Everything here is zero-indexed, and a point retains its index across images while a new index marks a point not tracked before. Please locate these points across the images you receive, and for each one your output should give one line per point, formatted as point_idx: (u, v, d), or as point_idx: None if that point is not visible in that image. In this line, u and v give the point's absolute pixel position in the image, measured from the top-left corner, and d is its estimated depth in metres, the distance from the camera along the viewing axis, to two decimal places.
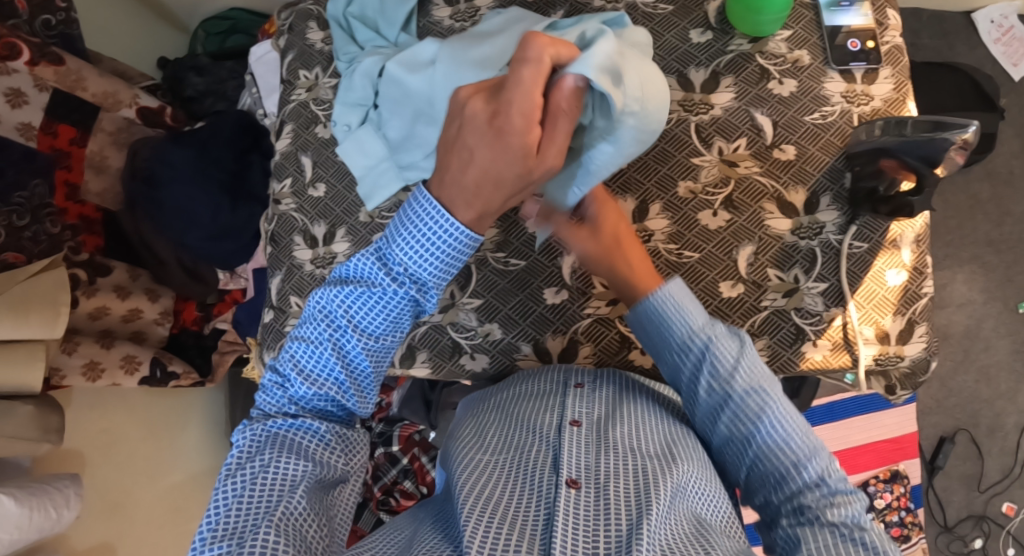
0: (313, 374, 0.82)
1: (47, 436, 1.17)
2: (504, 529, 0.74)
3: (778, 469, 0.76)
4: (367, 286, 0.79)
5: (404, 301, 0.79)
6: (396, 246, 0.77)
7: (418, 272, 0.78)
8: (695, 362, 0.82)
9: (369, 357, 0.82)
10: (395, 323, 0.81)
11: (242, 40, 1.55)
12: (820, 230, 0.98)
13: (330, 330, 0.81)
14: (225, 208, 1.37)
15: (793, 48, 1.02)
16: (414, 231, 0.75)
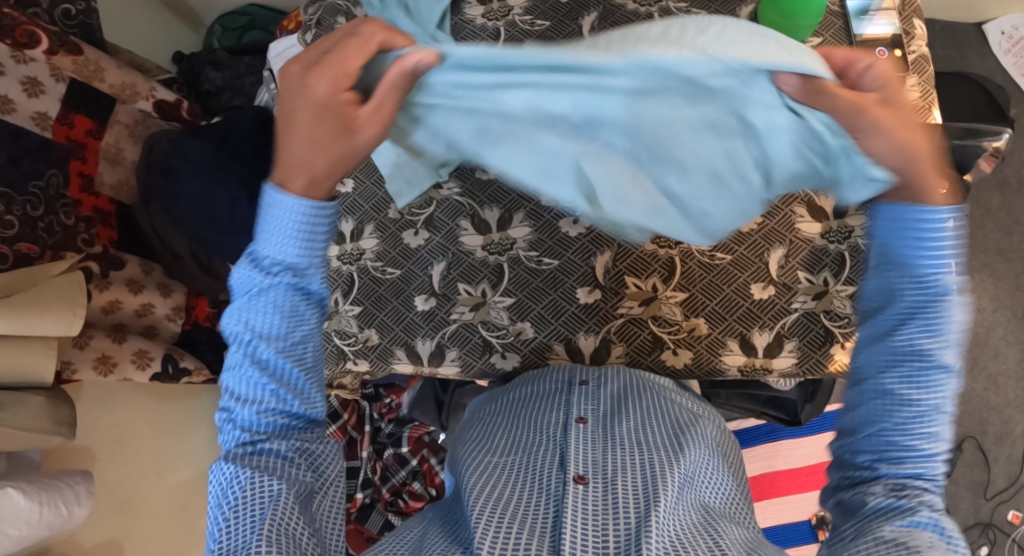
0: (247, 395, 0.74)
1: (58, 428, 1.14)
2: (512, 527, 0.75)
3: (907, 443, 0.71)
4: (253, 289, 0.72)
5: (287, 289, 0.72)
6: (264, 243, 0.72)
7: (296, 260, 0.72)
8: (913, 299, 0.70)
9: (289, 357, 0.74)
10: (294, 316, 0.73)
11: (259, 37, 1.54)
12: (850, 234, 0.95)
13: (243, 349, 0.74)
14: (243, 202, 1.34)
15: None
16: (270, 219, 0.71)
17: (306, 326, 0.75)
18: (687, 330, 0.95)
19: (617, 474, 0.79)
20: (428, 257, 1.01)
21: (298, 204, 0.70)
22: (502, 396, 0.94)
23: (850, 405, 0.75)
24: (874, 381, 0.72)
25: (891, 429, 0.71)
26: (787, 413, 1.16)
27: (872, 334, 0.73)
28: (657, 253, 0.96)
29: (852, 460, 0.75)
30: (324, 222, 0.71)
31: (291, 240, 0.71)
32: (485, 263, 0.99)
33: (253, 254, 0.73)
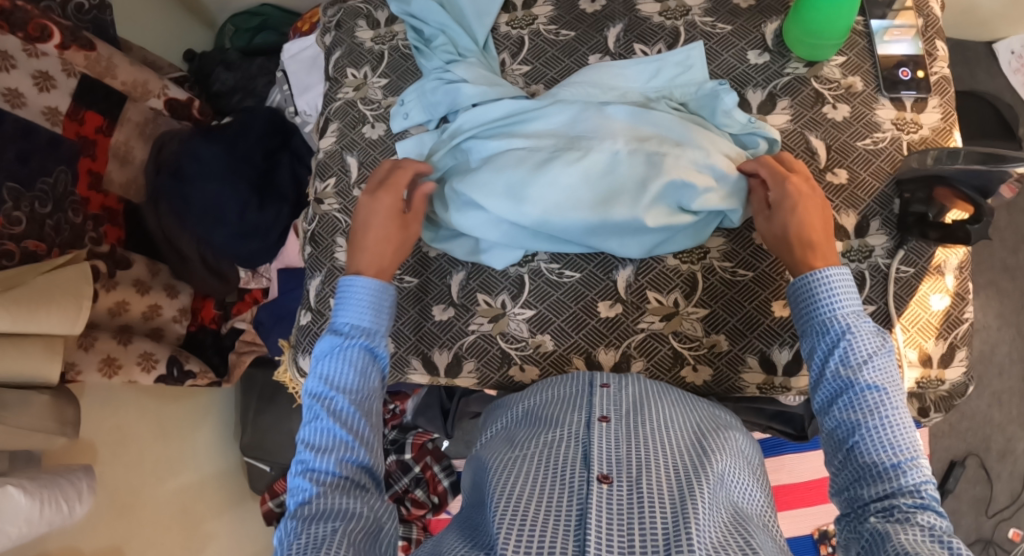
0: (320, 445, 0.80)
1: (63, 430, 1.12)
2: (536, 527, 0.74)
3: (878, 467, 0.73)
4: (332, 352, 0.84)
5: (362, 351, 0.84)
6: (344, 314, 0.86)
7: (363, 328, 0.86)
8: (822, 338, 0.80)
9: (357, 410, 0.82)
10: (364, 376, 0.84)
11: (270, 37, 1.53)
12: (870, 254, 0.97)
13: (321, 404, 0.82)
14: (253, 206, 1.34)
15: (847, 74, 1.03)
16: (353, 301, 0.86)
17: (374, 386, 0.84)
18: (708, 347, 0.95)
19: (641, 472, 0.78)
20: (446, 266, 1.01)
21: (374, 286, 0.87)
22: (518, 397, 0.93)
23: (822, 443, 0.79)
24: (826, 431, 0.78)
25: (863, 458, 0.74)
26: (793, 428, 1.15)
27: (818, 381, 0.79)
28: (679, 268, 0.96)
29: (845, 510, 0.75)
30: (387, 297, 0.87)
31: (367, 312, 0.86)
32: (505, 274, 0.99)
33: (332, 329, 0.86)
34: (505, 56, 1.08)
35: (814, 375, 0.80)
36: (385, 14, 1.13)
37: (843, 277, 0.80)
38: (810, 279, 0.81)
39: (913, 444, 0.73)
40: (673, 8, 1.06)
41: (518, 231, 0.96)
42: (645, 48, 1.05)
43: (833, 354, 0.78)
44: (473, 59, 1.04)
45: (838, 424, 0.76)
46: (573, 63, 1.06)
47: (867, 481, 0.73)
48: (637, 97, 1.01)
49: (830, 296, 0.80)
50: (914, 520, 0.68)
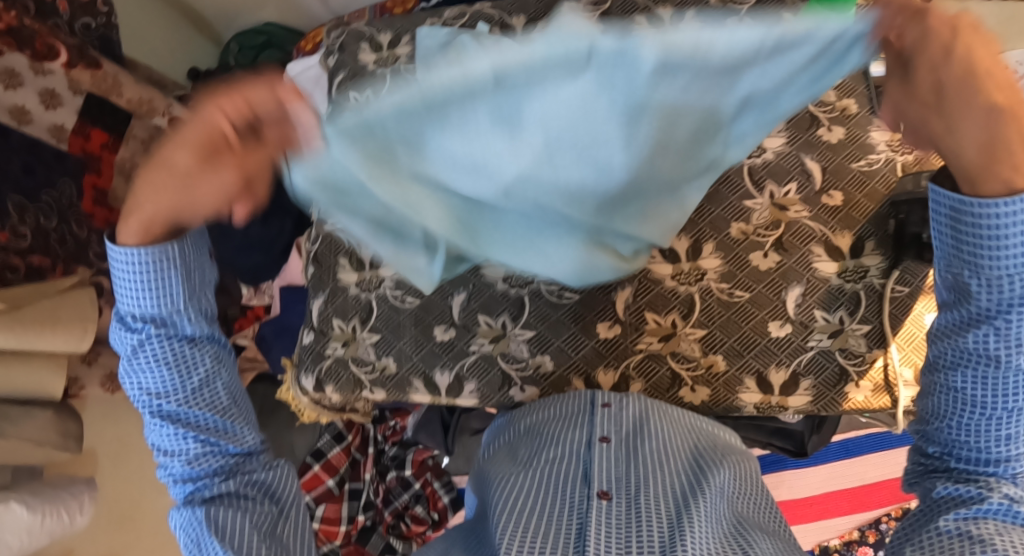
0: (173, 447, 0.84)
1: (65, 444, 1.15)
2: (538, 539, 0.79)
3: (988, 433, 0.75)
4: (139, 346, 0.82)
5: (171, 341, 0.82)
6: (125, 300, 0.81)
7: (154, 313, 0.81)
8: (990, 286, 0.72)
9: (192, 403, 0.84)
10: (183, 361, 0.83)
11: (274, 55, 1.52)
12: (865, 274, 0.97)
13: (148, 406, 0.84)
14: (257, 222, 1.31)
15: (842, 97, 1.04)
16: (131, 291, 0.80)
17: (204, 368, 0.84)
18: (705, 367, 0.96)
19: (639, 491, 0.82)
20: (448, 286, 1.02)
21: (135, 256, 0.78)
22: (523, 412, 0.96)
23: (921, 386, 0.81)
24: (931, 385, 0.79)
25: (978, 437, 0.76)
26: (793, 444, 1.16)
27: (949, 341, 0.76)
28: (677, 290, 0.98)
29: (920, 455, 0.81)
30: (170, 258, 0.79)
31: (160, 288, 0.80)
32: (506, 295, 1.00)
33: (120, 317, 0.82)
34: None
35: (958, 320, 0.76)
36: (387, 37, 1.16)
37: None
38: (981, 207, 0.70)
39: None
40: None
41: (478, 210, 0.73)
42: None
43: (1001, 320, 0.72)
44: None
45: (966, 383, 0.75)
46: None
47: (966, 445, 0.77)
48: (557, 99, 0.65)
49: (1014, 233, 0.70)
50: (987, 507, 0.73)
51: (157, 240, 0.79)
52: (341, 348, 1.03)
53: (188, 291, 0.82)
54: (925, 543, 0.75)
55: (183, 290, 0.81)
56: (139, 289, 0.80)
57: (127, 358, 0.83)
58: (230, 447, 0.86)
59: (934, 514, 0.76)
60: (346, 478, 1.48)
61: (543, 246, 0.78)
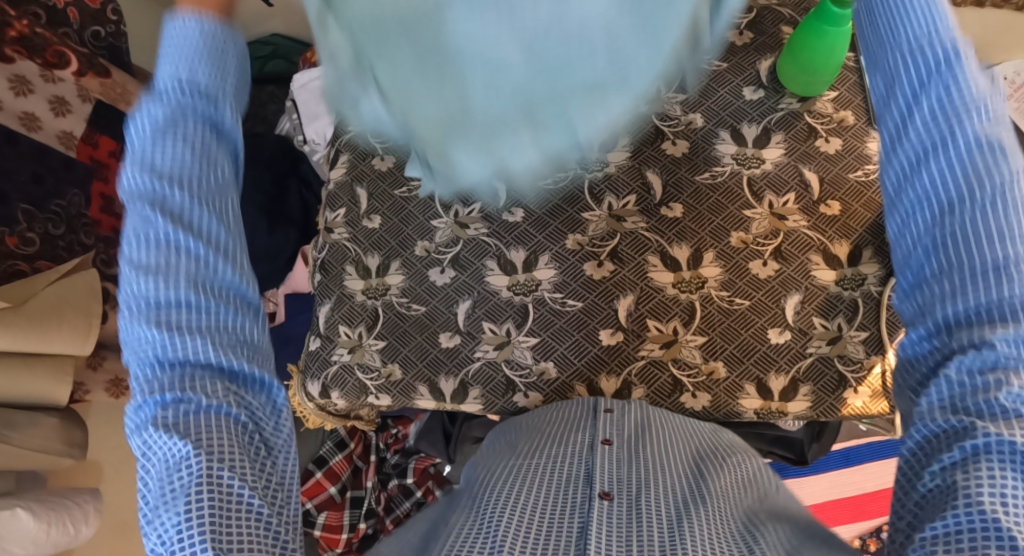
0: (160, 264, 0.70)
1: (70, 451, 1.16)
2: (537, 536, 0.74)
3: (968, 339, 0.65)
4: (157, 125, 0.71)
5: (196, 116, 0.72)
6: (165, 65, 0.72)
7: (191, 82, 0.72)
8: (930, 103, 0.69)
9: (198, 207, 0.71)
10: (197, 151, 0.72)
11: (281, 66, 1.58)
12: (862, 282, 0.99)
13: (146, 203, 0.70)
14: (263, 229, 1.38)
15: (839, 109, 1.07)
16: (175, 67, 0.72)
17: (222, 171, 0.74)
18: (706, 373, 0.98)
19: (641, 488, 0.80)
20: (453, 295, 1.04)
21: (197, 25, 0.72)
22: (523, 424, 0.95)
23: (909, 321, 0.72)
24: (924, 304, 0.69)
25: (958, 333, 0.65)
26: (793, 452, 1.18)
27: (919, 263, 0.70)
28: (678, 297, 1.00)
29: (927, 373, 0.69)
30: (226, 51, 0.73)
31: (206, 63, 0.72)
32: (510, 303, 1.02)
33: (154, 88, 0.72)
34: None
35: (897, 113, 0.72)
36: None
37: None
38: (966, 113, 0.68)
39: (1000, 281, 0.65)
40: None
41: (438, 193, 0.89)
42: None
43: (968, 216, 0.66)
44: None
45: (922, 225, 0.69)
46: None
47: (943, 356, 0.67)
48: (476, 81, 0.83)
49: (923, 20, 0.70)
50: (972, 441, 0.61)
51: (219, 24, 0.73)
52: (347, 354, 1.05)
53: (232, 94, 0.74)
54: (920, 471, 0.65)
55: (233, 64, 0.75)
56: (182, 55, 0.72)
57: (141, 125, 0.71)
58: (237, 307, 0.72)
59: (935, 452, 0.64)
60: (348, 486, 1.50)
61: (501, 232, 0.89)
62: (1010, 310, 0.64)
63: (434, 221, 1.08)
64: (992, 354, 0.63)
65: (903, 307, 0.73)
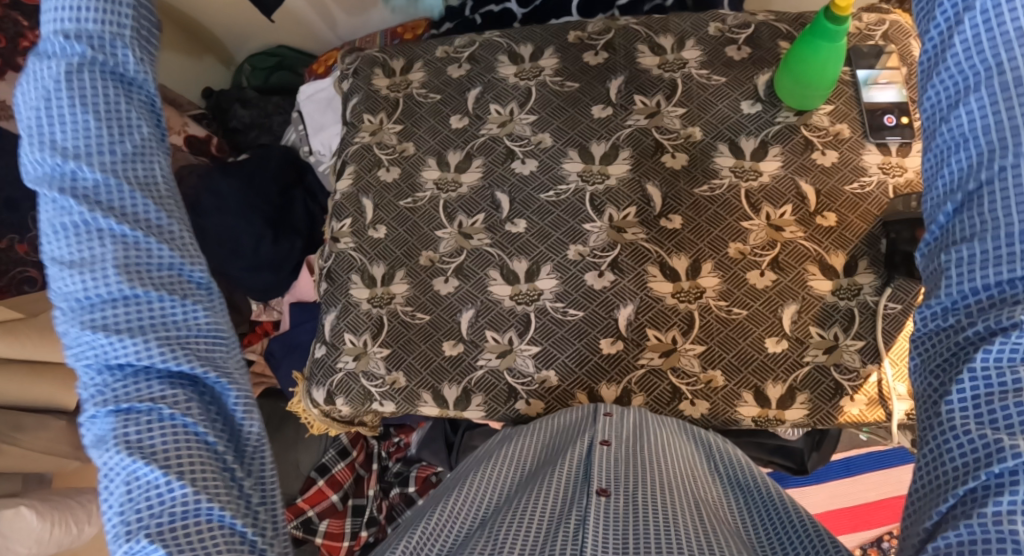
0: (91, 263, 0.68)
1: (75, 454, 1.18)
2: (536, 534, 0.79)
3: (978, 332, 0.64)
4: (50, 87, 0.68)
5: (93, 71, 0.69)
6: (60, 17, 0.69)
7: (93, 36, 0.70)
8: (967, 46, 0.65)
9: (121, 191, 0.69)
10: (112, 120, 0.70)
11: (287, 78, 1.59)
12: (858, 292, 1.01)
13: (64, 189, 0.68)
14: (268, 240, 1.39)
15: (835, 122, 1.09)
16: (63, 21, 0.70)
17: (139, 132, 0.71)
18: (705, 382, 1.00)
19: (637, 489, 0.82)
20: (456, 304, 1.06)
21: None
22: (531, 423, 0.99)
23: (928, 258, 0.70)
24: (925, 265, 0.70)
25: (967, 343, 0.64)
26: (793, 461, 1.20)
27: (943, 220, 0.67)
28: (677, 307, 1.02)
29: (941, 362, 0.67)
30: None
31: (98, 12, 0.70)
32: (513, 311, 1.04)
33: (41, 51, 0.70)
34: (514, 105, 1.14)
35: (943, 17, 0.67)
36: (400, 63, 1.22)
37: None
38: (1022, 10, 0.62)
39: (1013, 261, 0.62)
40: (671, 61, 1.13)
41: None
42: (646, 99, 1.11)
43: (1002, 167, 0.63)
44: None
45: (956, 173, 0.66)
46: (577, 111, 1.12)
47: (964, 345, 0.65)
48: None
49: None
50: (991, 471, 0.60)
51: None
52: (352, 361, 1.07)
53: (146, 49, 0.73)
54: (944, 501, 0.62)
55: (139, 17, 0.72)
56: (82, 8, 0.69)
57: (42, 94, 0.68)
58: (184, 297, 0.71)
59: (945, 482, 0.63)
60: (351, 494, 1.52)
61: None
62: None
63: (438, 231, 1.10)
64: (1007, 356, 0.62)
65: (925, 265, 0.70)
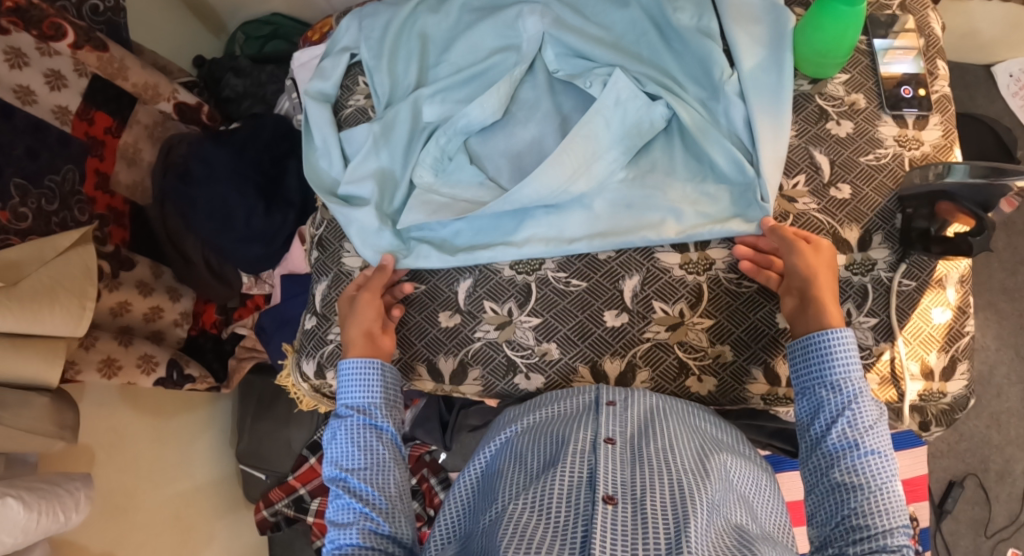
0: (349, 468, 0.89)
1: (62, 434, 1.10)
2: (541, 545, 0.77)
3: (858, 473, 0.80)
4: (335, 437, 0.91)
5: (357, 430, 0.90)
6: (348, 392, 0.92)
7: (363, 403, 0.92)
8: (809, 347, 0.86)
9: (380, 432, 0.91)
10: (370, 447, 0.89)
11: (281, 47, 1.54)
12: (872, 267, 0.98)
13: (341, 430, 0.91)
14: (260, 211, 1.35)
15: (850, 92, 1.05)
16: (359, 381, 0.92)
17: (383, 455, 0.90)
18: (713, 357, 0.96)
19: (644, 493, 0.81)
20: (454, 273, 1.01)
21: (357, 362, 0.92)
22: (521, 414, 0.96)
23: (802, 436, 0.86)
24: (812, 444, 0.85)
25: (839, 470, 0.81)
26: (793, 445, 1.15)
27: (818, 427, 0.84)
28: (685, 279, 0.97)
29: (814, 466, 0.84)
30: (379, 411, 0.91)
31: (366, 393, 0.91)
32: (512, 281, 0.99)
33: (337, 412, 0.93)
34: None
35: (827, 358, 0.84)
36: None
37: (851, 343, 0.84)
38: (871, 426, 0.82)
39: (869, 435, 0.81)
40: None
41: (457, 47, 1.08)
42: None
43: (846, 411, 0.82)
44: (516, 73, 1.04)
45: (824, 427, 0.84)
46: None
47: (832, 456, 0.82)
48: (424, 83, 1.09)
49: (843, 358, 0.84)
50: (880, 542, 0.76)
51: (375, 395, 0.92)
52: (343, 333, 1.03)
53: (392, 404, 0.93)
54: None
55: (386, 402, 0.93)
56: (357, 385, 0.92)
57: (342, 388, 0.93)
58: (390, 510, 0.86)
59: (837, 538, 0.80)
60: None
61: (458, 52, 1.08)
62: (873, 455, 0.81)
63: None
64: (872, 461, 0.81)
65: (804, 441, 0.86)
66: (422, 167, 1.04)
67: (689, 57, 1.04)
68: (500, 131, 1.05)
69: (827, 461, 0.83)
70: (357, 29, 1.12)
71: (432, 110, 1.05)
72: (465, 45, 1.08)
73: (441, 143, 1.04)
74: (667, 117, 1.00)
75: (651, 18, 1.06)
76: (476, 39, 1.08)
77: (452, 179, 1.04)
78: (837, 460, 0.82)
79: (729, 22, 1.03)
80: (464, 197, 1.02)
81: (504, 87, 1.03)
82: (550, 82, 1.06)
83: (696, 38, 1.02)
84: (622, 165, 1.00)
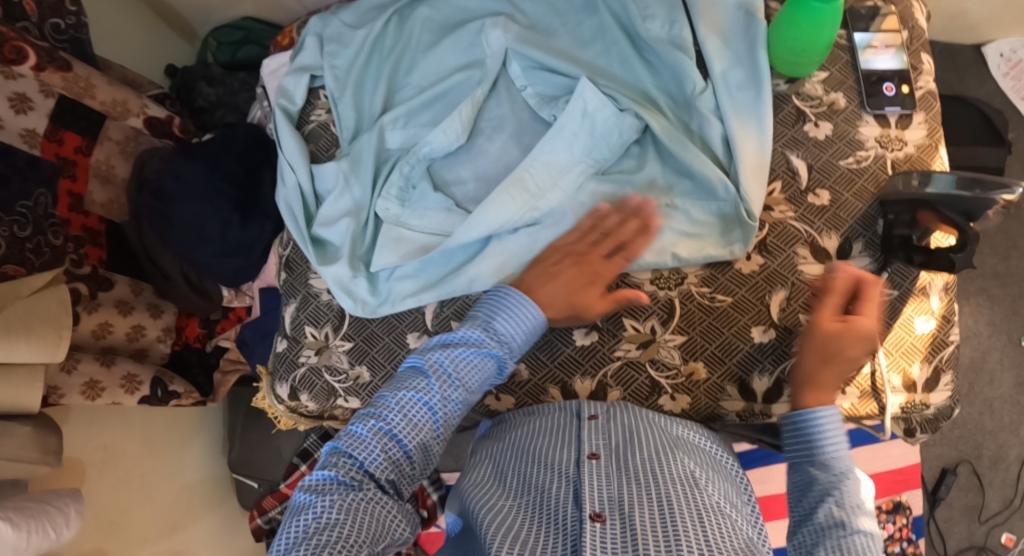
0: (449, 389, 0.83)
1: (45, 459, 1.09)
2: None
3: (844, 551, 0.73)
4: (468, 344, 0.85)
5: (491, 358, 0.85)
6: (504, 324, 0.86)
7: (510, 346, 0.87)
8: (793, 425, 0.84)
9: (490, 380, 0.86)
10: (478, 386, 0.85)
11: (254, 51, 1.51)
12: None
13: (469, 347, 0.84)
14: (236, 223, 1.33)
15: (829, 91, 1.01)
16: (519, 317, 0.86)
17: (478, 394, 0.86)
18: (686, 375, 0.95)
19: (633, 507, 0.77)
20: None
21: (538, 315, 0.87)
22: (505, 437, 0.91)
23: (789, 519, 0.80)
24: (797, 522, 0.79)
25: (818, 545, 0.75)
26: None
27: (802, 503, 0.79)
28: (656, 295, 0.96)
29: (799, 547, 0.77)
30: (512, 360, 0.87)
31: (519, 338, 0.87)
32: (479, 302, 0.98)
33: (480, 320, 0.87)
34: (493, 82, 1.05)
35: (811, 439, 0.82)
36: None
37: (837, 423, 0.82)
38: (855, 505, 0.76)
39: (845, 507, 0.76)
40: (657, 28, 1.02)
41: (423, 68, 1.06)
42: None
43: (828, 487, 0.78)
44: (480, 93, 1.01)
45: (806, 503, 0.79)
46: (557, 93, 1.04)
47: (817, 529, 0.76)
48: (389, 104, 1.06)
49: (822, 440, 0.81)
50: None
51: (521, 346, 0.88)
52: (314, 356, 1.02)
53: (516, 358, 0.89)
54: None
55: (520, 352, 0.88)
56: (517, 324, 0.86)
57: (500, 315, 0.86)
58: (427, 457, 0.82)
59: None
60: None
61: (423, 72, 1.06)
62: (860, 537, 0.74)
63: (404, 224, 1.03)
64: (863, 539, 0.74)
65: (789, 527, 0.80)
66: (390, 198, 1.01)
67: (662, 69, 1.01)
68: (466, 156, 1.03)
69: (805, 539, 0.77)
70: (320, 49, 1.09)
71: (397, 137, 1.03)
72: (431, 64, 1.06)
73: (405, 171, 1.01)
74: (636, 132, 0.98)
75: (621, 26, 1.03)
76: (442, 59, 1.06)
77: (418, 209, 1.00)
78: (821, 535, 0.76)
79: (702, 32, 0.99)
80: (433, 229, 0.99)
81: (467, 110, 1.00)
82: (513, 95, 1.03)
83: (668, 49, 0.99)
84: (592, 184, 0.97)
